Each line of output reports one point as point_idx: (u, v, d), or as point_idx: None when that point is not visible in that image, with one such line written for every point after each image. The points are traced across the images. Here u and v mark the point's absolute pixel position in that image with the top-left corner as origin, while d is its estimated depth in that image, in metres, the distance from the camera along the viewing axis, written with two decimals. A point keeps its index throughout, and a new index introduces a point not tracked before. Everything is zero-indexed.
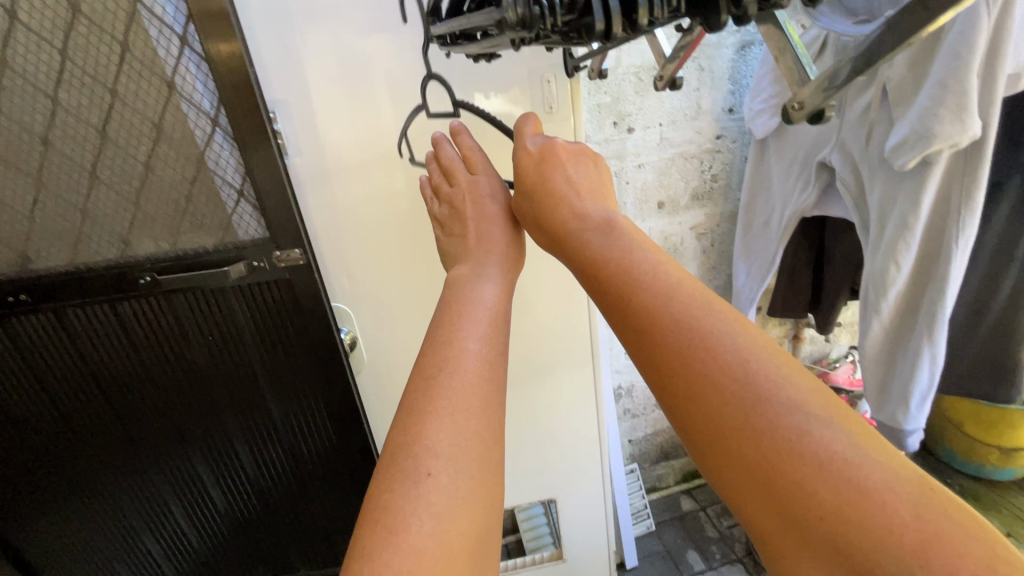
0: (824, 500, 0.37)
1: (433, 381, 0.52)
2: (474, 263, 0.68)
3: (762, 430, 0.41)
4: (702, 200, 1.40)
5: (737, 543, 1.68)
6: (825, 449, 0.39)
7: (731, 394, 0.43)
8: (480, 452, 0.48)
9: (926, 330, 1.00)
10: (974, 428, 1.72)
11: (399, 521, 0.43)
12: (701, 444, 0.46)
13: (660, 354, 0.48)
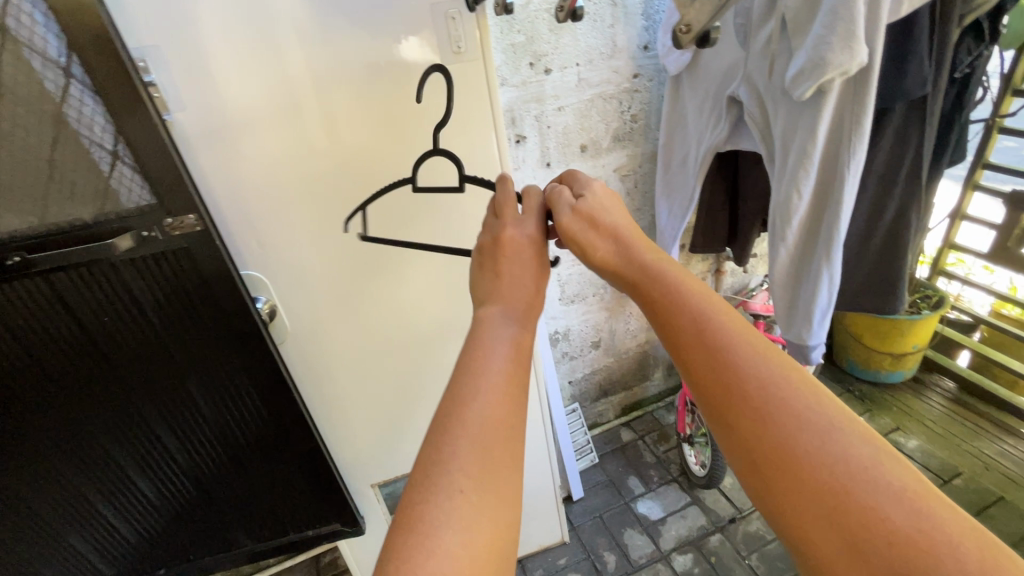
0: (900, 533, 0.42)
1: (464, 406, 0.56)
2: (504, 299, 0.68)
3: (844, 479, 0.45)
4: (623, 142, 1.41)
5: (672, 464, 1.82)
6: (839, 479, 0.45)
7: (814, 444, 0.48)
8: (504, 473, 0.53)
9: (825, 253, 1.08)
10: (871, 339, 1.92)
11: (430, 528, 0.48)
12: (749, 465, 0.51)
13: (740, 408, 0.52)
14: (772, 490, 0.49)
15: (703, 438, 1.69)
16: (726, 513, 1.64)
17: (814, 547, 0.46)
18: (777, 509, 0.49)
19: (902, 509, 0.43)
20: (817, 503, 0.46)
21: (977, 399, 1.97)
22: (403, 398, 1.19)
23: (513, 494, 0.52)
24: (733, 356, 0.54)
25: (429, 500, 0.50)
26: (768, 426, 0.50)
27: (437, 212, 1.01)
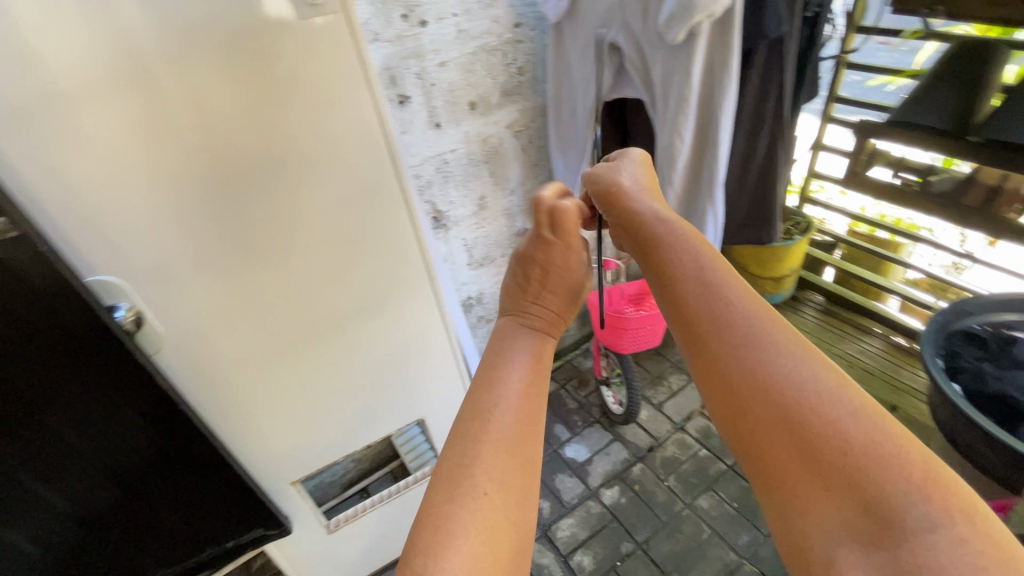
0: (853, 442, 0.49)
1: (487, 412, 0.64)
2: (523, 311, 0.84)
3: (804, 405, 0.52)
4: (513, 96, 1.37)
5: (594, 407, 1.91)
6: (811, 414, 0.51)
7: (780, 381, 0.54)
8: (519, 478, 0.60)
9: (708, 195, 1.15)
10: (754, 267, 2.11)
11: (457, 526, 0.54)
12: (734, 414, 0.57)
13: (722, 348, 0.59)
14: (756, 432, 0.55)
15: (618, 378, 1.79)
16: (645, 443, 1.76)
17: (793, 489, 0.51)
18: (760, 457, 0.55)
19: (860, 428, 0.49)
20: (794, 437, 0.52)
21: (841, 309, 2.26)
22: (312, 392, 1.11)
23: (527, 499, 0.60)
24: (723, 301, 0.62)
25: (454, 503, 0.56)
26: (751, 366, 0.56)
27: (319, 189, 0.92)
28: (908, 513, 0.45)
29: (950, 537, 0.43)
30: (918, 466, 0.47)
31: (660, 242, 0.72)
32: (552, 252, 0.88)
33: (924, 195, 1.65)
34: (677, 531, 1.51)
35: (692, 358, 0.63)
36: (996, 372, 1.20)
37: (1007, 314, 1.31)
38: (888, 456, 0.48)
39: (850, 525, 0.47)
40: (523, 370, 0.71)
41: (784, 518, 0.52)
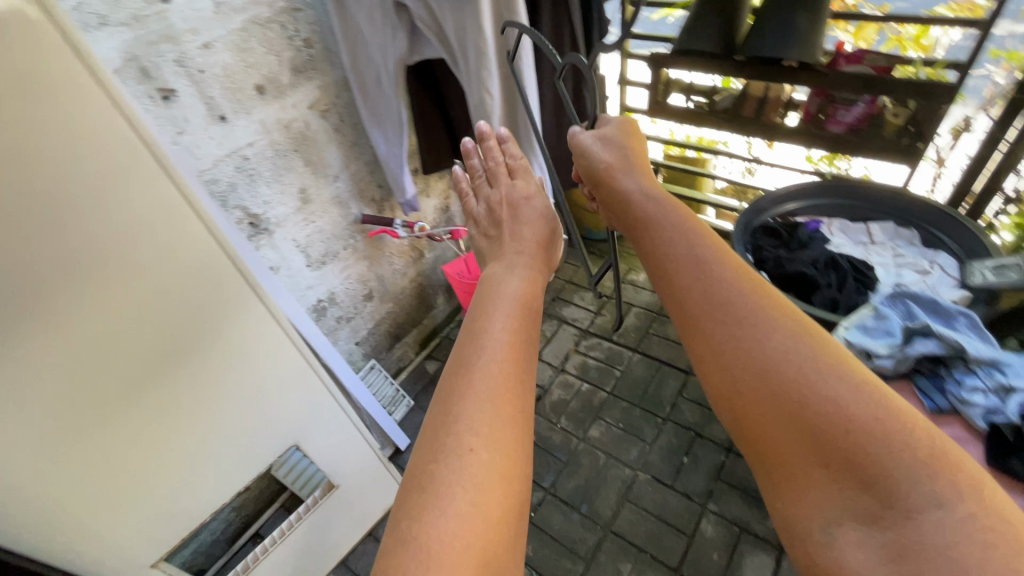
0: (852, 420, 0.56)
1: (471, 374, 0.72)
2: (501, 261, 0.95)
3: (808, 391, 0.60)
4: (307, 73, 1.25)
5: None
6: (812, 396, 0.59)
7: (786, 371, 0.62)
8: (506, 430, 0.67)
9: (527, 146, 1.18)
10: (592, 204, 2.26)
11: (446, 482, 0.62)
12: (739, 401, 0.66)
13: (729, 342, 0.68)
14: (761, 414, 0.63)
15: None
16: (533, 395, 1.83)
17: (801, 469, 0.61)
18: (766, 437, 0.63)
19: (866, 413, 0.56)
20: (800, 422, 0.60)
21: None
22: (152, 453, 0.93)
23: (516, 459, 0.66)
24: (727, 306, 0.70)
25: (446, 462, 0.63)
26: (758, 355, 0.65)
27: (45, 211, 0.68)
28: (907, 491, 0.53)
29: (956, 514, 0.50)
30: (925, 448, 0.54)
31: (674, 249, 0.79)
32: (513, 189, 1.07)
33: (713, 115, 1.87)
34: (577, 466, 1.60)
35: (704, 349, 0.71)
36: (788, 254, 1.42)
37: (789, 205, 1.56)
38: (894, 436, 0.54)
39: (853, 498, 0.56)
40: (504, 332, 0.78)
41: (788, 491, 0.62)
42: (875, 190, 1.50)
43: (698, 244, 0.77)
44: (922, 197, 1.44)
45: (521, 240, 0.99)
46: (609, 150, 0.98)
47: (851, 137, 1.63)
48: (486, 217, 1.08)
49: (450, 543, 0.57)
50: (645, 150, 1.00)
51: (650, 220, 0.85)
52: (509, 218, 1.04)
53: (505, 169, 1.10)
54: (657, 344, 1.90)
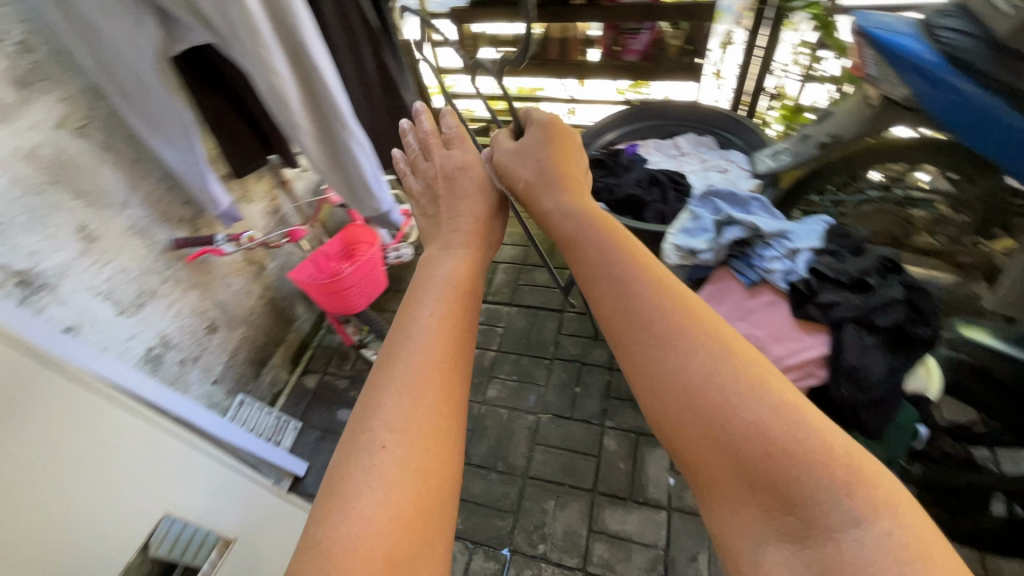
0: (775, 439, 0.48)
1: (392, 361, 0.61)
2: (442, 240, 0.80)
3: (730, 408, 0.50)
4: (39, 88, 1.04)
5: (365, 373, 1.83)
6: (732, 415, 0.50)
7: (706, 387, 0.52)
8: (433, 423, 0.57)
9: (342, 127, 1.10)
10: None
11: (351, 486, 0.52)
12: (661, 421, 0.55)
13: (644, 356, 0.58)
14: (679, 430, 0.53)
15: (370, 336, 1.74)
16: None
17: (723, 492, 0.50)
18: (686, 454, 0.53)
19: (787, 432, 0.48)
20: (718, 439, 0.50)
21: None
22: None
23: (442, 456, 0.56)
24: (643, 324, 0.59)
25: (357, 460, 0.54)
26: (679, 364, 0.55)
27: None
28: (829, 509, 0.44)
29: (875, 535, 0.42)
30: (842, 466, 0.46)
31: (591, 261, 0.67)
32: (449, 161, 0.88)
33: (524, 62, 1.90)
34: (484, 429, 1.64)
35: (626, 364, 0.60)
36: (614, 181, 1.51)
37: (607, 135, 1.72)
38: (812, 455, 0.46)
39: (774, 522, 0.47)
40: (442, 316, 0.65)
41: (710, 516, 0.52)
42: (670, 108, 1.70)
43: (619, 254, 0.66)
44: (707, 106, 1.66)
45: (456, 215, 0.83)
46: (525, 165, 0.85)
47: (646, 64, 1.79)
48: (424, 193, 0.90)
49: (348, 558, 0.48)
50: (571, 151, 0.87)
51: (566, 233, 0.73)
52: (446, 193, 0.86)
53: (438, 139, 0.91)
54: (529, 292, 1.97)
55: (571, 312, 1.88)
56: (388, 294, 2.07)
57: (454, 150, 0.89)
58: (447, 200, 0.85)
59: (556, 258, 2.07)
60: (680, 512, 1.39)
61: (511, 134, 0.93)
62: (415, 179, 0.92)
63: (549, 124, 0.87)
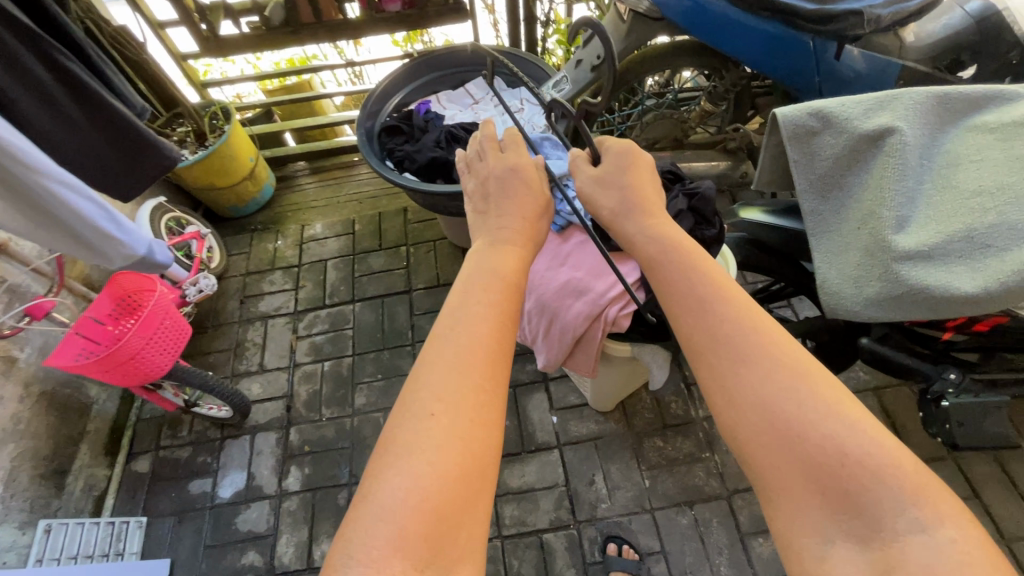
0: (847, 449, 0.49)
1: (435, 337, 0.59)
2: (484, 234, 0.79)
3: (806, 416, 0.51)
4: None
5: (208, 431, 1.58)
6: (808, 424, 0.51)
7: (783, 394, 0.52)
8: (481, 396, 0.54)
9: (22, 168, 0.82)
10: (218, 180, 1.90)
11: (402, 441, 0.51)
12: (730, 420, 0.55)
13: (718, 357, 0.57)
14: (755, 432, 0.53)
15: (196, 394, 1.47)
16: (281, 409, 1.61)
17: (793, 497, 0.50)
18: (754, 454, 0.53)
19: (860, 444, 0.49)
20: (795, 447, 0.51)
21: (323, 160, 2.31)
22: None
23: (492, 423, 0.54)
24: (724, 333, 0.58)
25: (405, 421, 0.53)
26: (766, 369, 0.54)
27: None
28: (898, 516, 0.46)
29: (939, 540, 0.45)
30: (908, 477, 0.48)
31: (670, 288, 0.64)
32: (496, 167, 0.87)
33: (274, 33, 1.64)
34: (364, 441, 1.53)
35: (706, 375, 0.59)
36: (413, 147, 1.41)
37: (395, 98, 1.62)
38: (885, 467, 0.48)
39: (839, 523, 0.48)
40: (492, 304, 0.62)
41: (769, 515, 0.52)
42: (454, 53, 1.63)
43: (690, 276, 0.63)
44: (489, 46, 1.61)
45: (500, 204, 0.82)
46: (608, 194, 0.79)
47: (414, 12, 1.67)
48: (475, 192, 0.88)
49: (398, 511, 0.47)
50: (652, 184, 0.80)
51: (650, 256, 0.69)
52: (496, 188, 0.85)
53: (494, 145, 0.91)
54: (369, 282, 1.83)
55: (417, 289, 1.80)
56: (207, 335, 1.78)
57: (507, 153, 0.89)
58: (496, 194, 0.84)
59: (386, 238, 1.94)
60: (571, 444, 1.47)
61: (588, 159, 0.83)
62: (468, 182, 0.90)
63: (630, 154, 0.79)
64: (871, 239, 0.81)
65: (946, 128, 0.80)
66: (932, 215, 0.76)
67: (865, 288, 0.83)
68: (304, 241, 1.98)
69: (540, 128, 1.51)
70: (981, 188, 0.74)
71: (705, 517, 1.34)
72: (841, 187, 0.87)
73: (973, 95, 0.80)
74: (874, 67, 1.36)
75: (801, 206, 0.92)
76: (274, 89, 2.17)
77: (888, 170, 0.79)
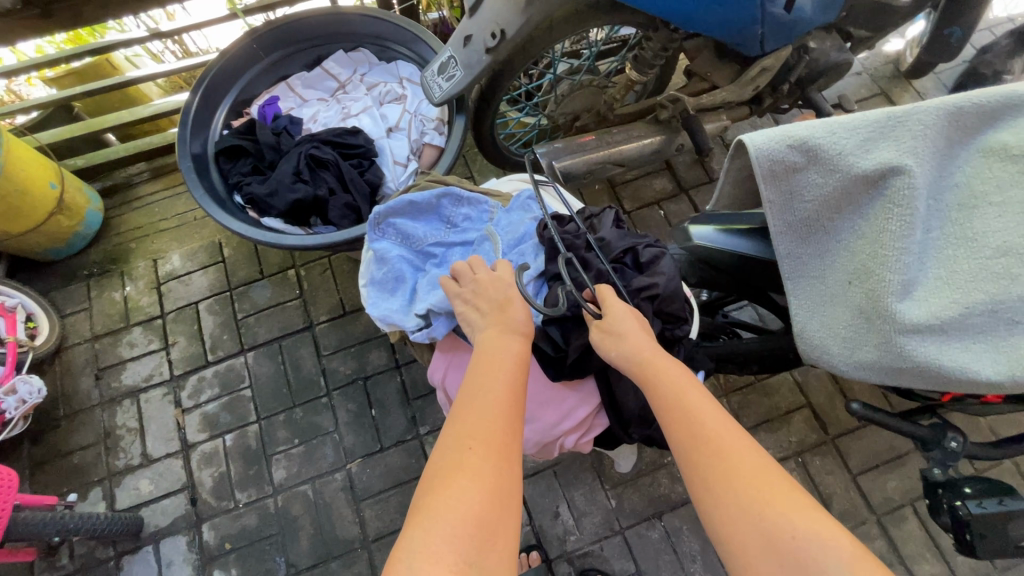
0: (797, 517, 0.53)
1: (460, 395, 0.65)
2: (494, 316, 0.74)
3: (770, 478, 0.56)
4: None
5: (96, 551, 1.30)
6: (768, 485, 0.55)
7: (750, 466, 0.57)
8: (501, 446, 0.60)
9: None
10: (20, 223, 1.42)
11: (445, 469, 0.57)
12: (711, 509, 0.57)
13: (695, 449, 0.60)
14: (726, 516, 0.56)
15: (58, 535, 1.14)
16: (185, 505, 1.34)
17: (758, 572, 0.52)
18: (725, 537, 0.55)
19: (807, 513, 0.53)
20: (757, 525, 0.54)
21: (165, 158, 1.77)
22: None
23: (510, 463, 0.59)
24: (700, 420, 0.62)
25: (445, 454, 0.59)
26: (729, 451, 0.59)
27: None
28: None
29: None
30: (847, 545, 0.51)
31: (654, 391, 0.66)
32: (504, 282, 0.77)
33: (11, 19, 1.23)
34: (296, 522, 1.32)
35: (686, 469, 0.61)
36: (265, 185, 1.09)
37: (224, 101, 1.19)
38: (827, 536, 0.51)
39: None
40: (509, 373, 0.67)
41: None
42: (299, 22, 1.18)
43: (674, 368, 0.67)
44: (345, 7, 1.18)
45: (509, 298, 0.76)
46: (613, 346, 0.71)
47: None
48: (477, 290, 0.77)
49: (441, 527, 0.53)
50: (644, 332, 0.72)
51: (637, 369, 0.69)
52: (499, 293, 0.76)
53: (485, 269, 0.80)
54: (258, 323, 1.50)
55: (320, 323, 1.50)
56: (62, 430, 1.41)
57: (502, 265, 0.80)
58: (498, 297, 0.75)
59: (268, 262, 1.57)
60: (528, 478, 1.35)
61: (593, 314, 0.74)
62: (462, 286, 0.79)
63: (619, 300, 0.73)
64: (869, 302, 0.65)
65: (955, 152, 0.62)
66: (946, 278, 0.60)
67: (858, 352, 0.68)
68: (161, 281, 1.57)
69: (432, 120, 1.21)
70: (1007, 244, 0.59)
71: (676, 527, 1.29)
72: (826, 229, 0.69)
73: (990, 105, 0.61)
74: (821, 8, 1.13)
75: (775, 248, 0.74)
76: (59, 76, 1.61)
77: (891, 220, 0.61)
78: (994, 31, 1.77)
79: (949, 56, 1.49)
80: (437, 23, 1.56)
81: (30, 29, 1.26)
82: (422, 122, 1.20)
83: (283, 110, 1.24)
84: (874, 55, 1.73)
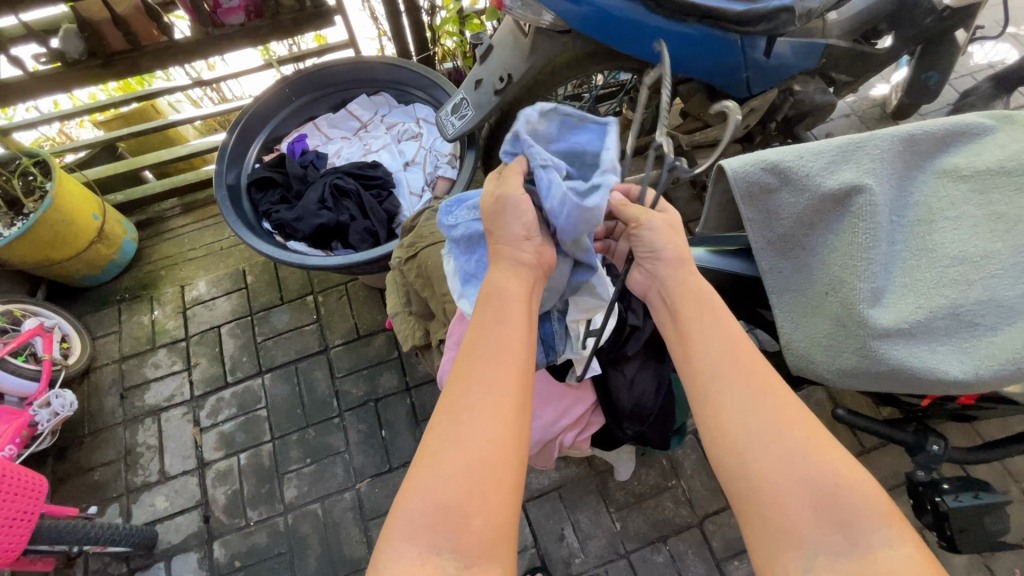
0: (835, 469, 0.56)
1: (470, 342, 0.65)
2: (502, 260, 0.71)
3: (812, 432, 0.59)
4: None
5: (109, 567, 1.32)
6: (812, 437, 0.59)
7: (796, 416, 0.60)
8: (513, 395, 0.61)
9: None
10: (61, 252, 1.52)
11: (454, 412, 0.60)
12: (742, 444, 0.60)
13: (736, 389, 0.63)
14: (767, 452, 0.58)
15: (76, 546, 1.18)
16: (197, 522, 1.37)
17: (795, 516, 0.55)
18: (755, 478, 0.58)
19: (838, 466, 0.57)
20: (799, 470, 0.57)
21: (197, 194, 1.90)
22: None
23: (521, 414, 0.61)
24: (748, 366, 0.65)
25: (443, 420, 0.59)
26: (777, 397, 0.62)
27: None
28: (873, 533, 0.53)
29: (899, 553, 0.51)
30: (875, 499, 0.55)
31: (697, 330, 0.69)
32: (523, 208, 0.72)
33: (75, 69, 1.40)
34: (305, 540, 1.34)
35: (716, 408, 0.63)
36: (292, 212, 1.19)
37: (258, 138, 1.31)
38: (860, 486, 0.55)
39: (827, 540, 0.53)
40: (519, 328, 0.67)
41: (773, 548, 0.55)
42: (328, 70, 1.32)
43: (714, 314, 0.70)
44: (369, 57, 1.32)
45: (521, 244, 0.72)
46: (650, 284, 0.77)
47: (265, 24, 1.43)
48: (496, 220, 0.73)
49: (459, 462, 0.56)
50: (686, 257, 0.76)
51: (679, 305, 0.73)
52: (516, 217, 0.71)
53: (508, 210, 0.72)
54: (276, 346, 1.58)
55: (335, 346, 1.57)
56: (85, 447, 1.47)
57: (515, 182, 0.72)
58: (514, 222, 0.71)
59: (288, 288, 1.67)
60: (534, 500, 1.37)
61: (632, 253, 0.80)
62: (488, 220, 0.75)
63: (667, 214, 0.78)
64: (843, 310, 0.70)
65: (914, 174, 0.69)
66: (911, 286, 0.66)
67: (839, 359, 0.72)
68: (187, 306, 1.66)
69: (446, 156, 1.33)
70: (964, 253, 0.65)
71: (681, 550, 1.29)
72: (803, 246, 0.75)
73: (941, 132, 0.69)
74: (800, 55, 1.24)
75: (758, 263, 0.80)
76: (108, 120, 1.76)
77: (859, 234, 0.68)
78: (976, 76, 1.88)
79: (931, 98, 1.59)
80: (451, 71, 1.70)
81: (92, 78, 1.42)
82: (436, 157, 1.32)
83: (310, 146, 1.35)
84: (860, 99, 1.84)
